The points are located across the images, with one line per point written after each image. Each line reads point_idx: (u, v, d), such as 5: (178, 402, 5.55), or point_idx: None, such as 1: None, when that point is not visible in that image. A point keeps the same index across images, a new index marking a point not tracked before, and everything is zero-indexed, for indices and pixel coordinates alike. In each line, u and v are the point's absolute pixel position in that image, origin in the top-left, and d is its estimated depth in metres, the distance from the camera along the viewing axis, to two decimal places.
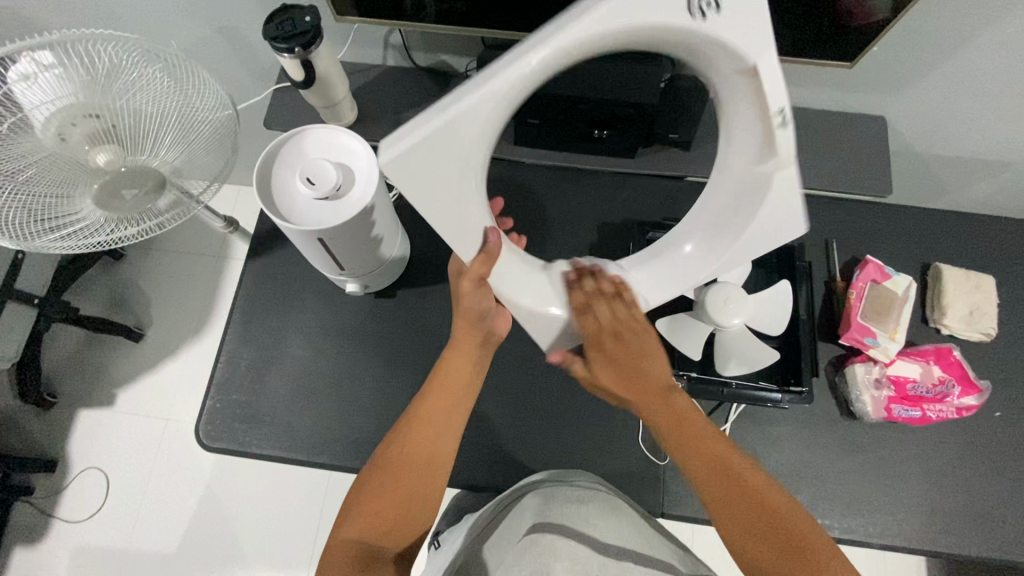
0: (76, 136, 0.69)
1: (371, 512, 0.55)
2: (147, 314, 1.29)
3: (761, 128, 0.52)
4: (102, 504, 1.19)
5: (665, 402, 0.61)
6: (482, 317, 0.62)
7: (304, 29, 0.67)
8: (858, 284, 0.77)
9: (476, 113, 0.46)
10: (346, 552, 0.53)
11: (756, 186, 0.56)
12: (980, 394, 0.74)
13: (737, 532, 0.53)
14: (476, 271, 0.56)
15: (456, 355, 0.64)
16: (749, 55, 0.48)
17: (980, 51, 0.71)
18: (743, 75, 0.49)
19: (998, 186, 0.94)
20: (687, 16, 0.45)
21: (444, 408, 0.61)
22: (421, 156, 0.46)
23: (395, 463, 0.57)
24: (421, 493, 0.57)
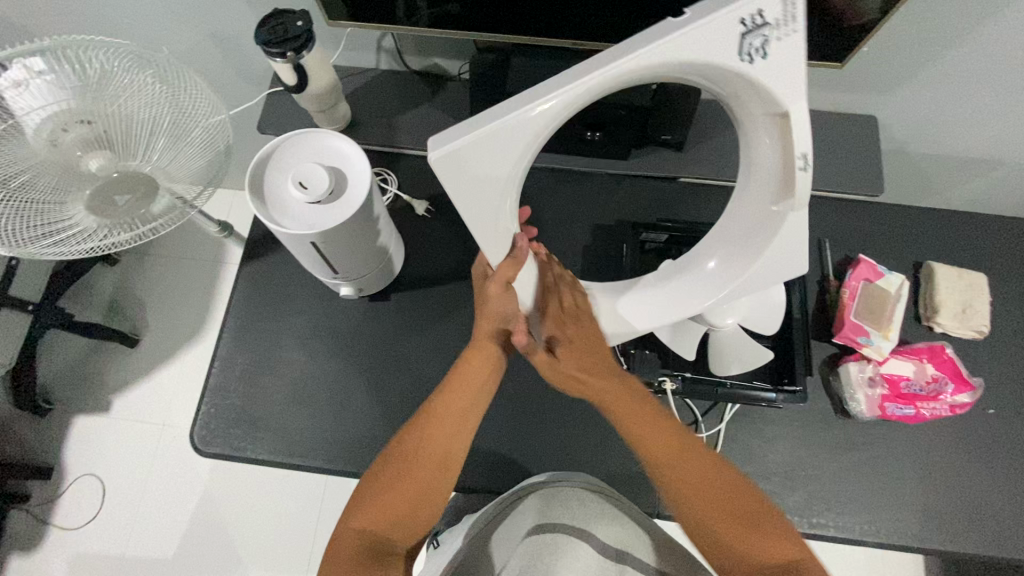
0: (68, 142, 0.69)
1: (380, 507, 0.55)
2: (143, 319, 1.29)
3: (783, 167, 0.52)
4: (98, 511, 1.19)
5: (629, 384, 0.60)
6: (508, 320, 0.61)
7: (296, 33, 0.67)
8: (852, 283, 0.78)
9: (533, 126, 0.43)
10: (353, 546, 0.52)
11: (771, 223, 0.57)
12: (972, 391, 0.74)
13: (693, 507, 0.55)
14: (504, 275, 0.55)
15: (477, 357, 0.61)
16: (785, 104, 0.46)
17: (970, 50, 0.71)
18: (774, 119, 0.49)
19: (990, 184, 0.95)
20: (738, 58, 0.43)
21: (462, 411, 0.60)
22: (470, 160, 0.44)
23: (407, 461, 0.57)
24: (433, 492, 0.57)
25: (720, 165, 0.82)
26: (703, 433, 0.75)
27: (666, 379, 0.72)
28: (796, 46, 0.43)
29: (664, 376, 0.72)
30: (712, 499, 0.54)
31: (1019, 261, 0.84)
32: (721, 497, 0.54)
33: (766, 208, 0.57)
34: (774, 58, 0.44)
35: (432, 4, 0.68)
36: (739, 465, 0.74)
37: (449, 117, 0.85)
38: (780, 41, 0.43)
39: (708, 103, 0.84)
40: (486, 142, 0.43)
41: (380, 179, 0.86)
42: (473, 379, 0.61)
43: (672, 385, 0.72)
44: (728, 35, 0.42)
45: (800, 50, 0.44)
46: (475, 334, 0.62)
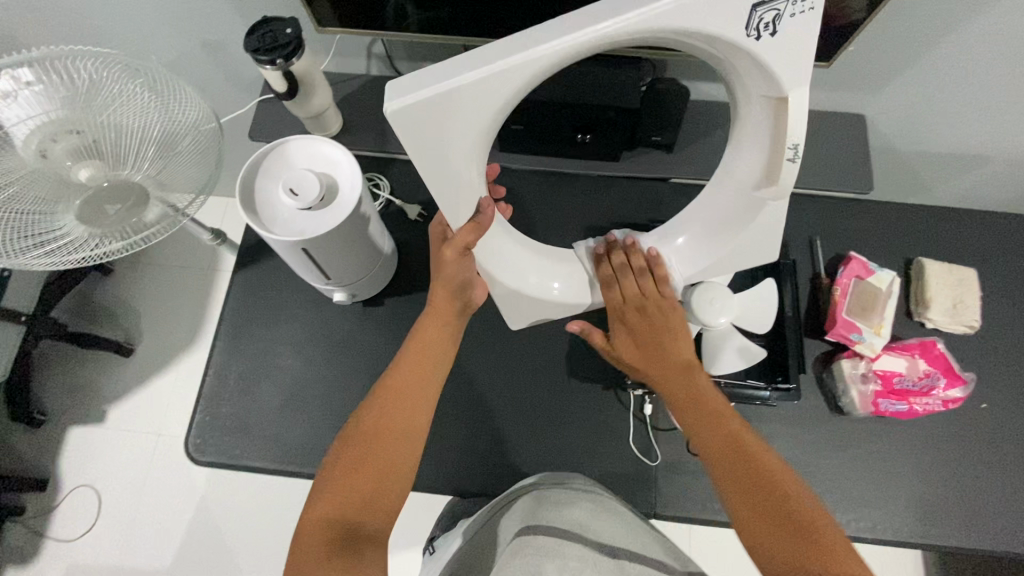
0: (58, 152, 0.69)
1: (347, 490, 0.52)
2: (137, 328, 1.29)
3: (773, 151, 0.54)
4: (94, 522, 1.18)
5: (683, 376, 0.60)
6: (463, 285, 0.60)
7: (285, 40, 0.67)
8: (843, 280, 0.78)
9: (497, 87, 0.43)
10: (318, 535, 0.50)
11: (751, 205, 0.59)
12: (965, 385, 0.75)
13: (743, 507, 0.51)
14: (462, 239, 0.55)
15: (431, 322, 0.61)
16: (787, 86, 0.48)
17: (952, 49, 0.72)
18: (773, 101, 0.51)
19: (978, 180, 0.96)
20: (743, 34, 0.44)
21: (420, 380, 0.59)
22: (430, 117, 0.44)
23: (370, 438, 0.55)
24: (400, 465, 0.55)
25: (710, 165, 0.83)
26: None
27: None
28: (805, 29, 0.45)
29: None
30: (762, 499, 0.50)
31: (1009, 255, 0.85)
32: (774, 499, 0.50)
33: (746, 194, 0.60)
34: (782, 39, 0.45)
35: (421, 9, 0.69)
36: None
37: None
38: (791, 17, 0.44)
39: (697, 104, 0.85)
40: (448, 100, 0.43)
41: (372, 184, 0.86)
42: (431, 348, 0.60)
43: None
44: (733, 15, 0.42)
45: (810, 34, 0.45)
46: (429, 302, 0.61)
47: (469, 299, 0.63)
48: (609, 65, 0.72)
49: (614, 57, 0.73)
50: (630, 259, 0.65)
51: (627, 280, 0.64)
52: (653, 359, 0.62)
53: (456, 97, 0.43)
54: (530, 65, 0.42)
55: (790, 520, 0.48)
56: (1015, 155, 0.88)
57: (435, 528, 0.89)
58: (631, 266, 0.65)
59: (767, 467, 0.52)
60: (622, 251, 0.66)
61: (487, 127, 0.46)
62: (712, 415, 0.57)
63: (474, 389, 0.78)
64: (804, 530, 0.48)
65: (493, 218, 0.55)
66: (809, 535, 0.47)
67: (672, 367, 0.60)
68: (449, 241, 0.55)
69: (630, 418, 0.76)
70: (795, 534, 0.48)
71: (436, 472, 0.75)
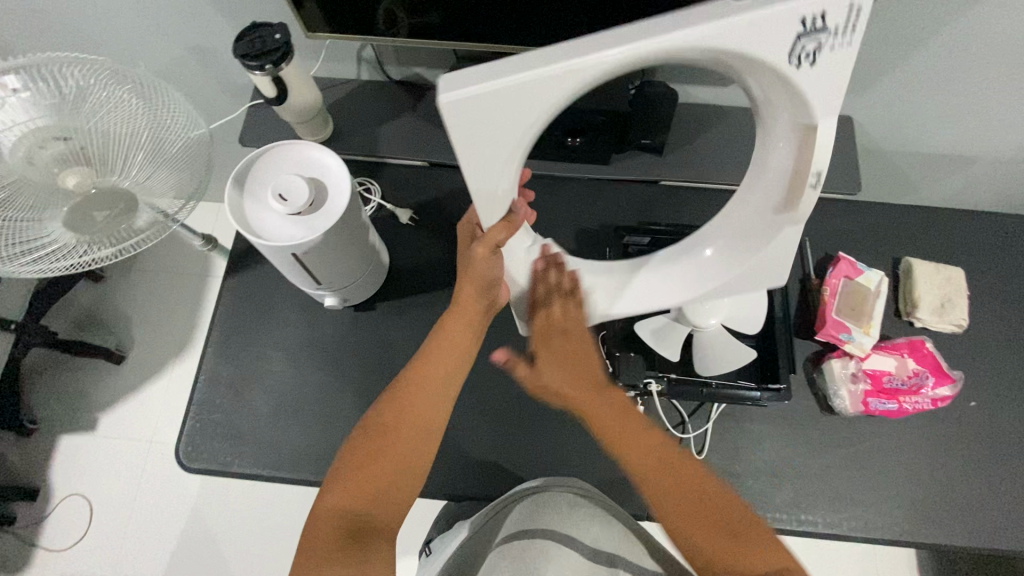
0: (44, 159, 0.68)
1: (359, 483, 0.53)
2: (128, 335, 1.28)
3: (796, 171, 0.54)
4: (85, 531, 1.17)
5: (606, 396, 0.59)
6: (491, 284, 0.60)
7: (274, 45, 0.67)
8: (832, 281, 0.79)
9: (550, 90, 0.41)
10: (328, 525, 0.51)
11: (770, 228, 0.59)
12: (953, 383, 0.75)
13: (676, 520, 0.52)
14: (492, 238, 0.55)
15: (456, 320, 0.61)
16: (817, 114, 0.48)
17: (937, 50, 0.73)
18: (801, 126, 0.50)
19: (964, 180, 0.97)
20: (786, 61, 0.43)
21: (442, 376, 0.60)
22: (479, 114, 0.42)
23: (387, 431, 0.56)
24: (412, 461, 0.56)
25: (700, 167, 0.83)
26: (690, 434, 0.75)
27: (653, 381, 0.73)
28: (846, 63, 0.44)
29: (650, 378, 0.73)
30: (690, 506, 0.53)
31: (995, 254, 0.85)
32: (703, 506, 0.53)
33: (768, 212, 0.59)
34: (820, 69, 0.44)
35: (411, 14, 0.69)
36: (727, 464, 0.74)
37: (430, 126, 0.86)
38: (834, 51, 0.43)
39: (687, 107, 0.85)
40: (500, 99, 0.41)
41: (363, 189, 0.86)
42: (454, 344, 0.61)
43: (659, 387, 0.72)
44: (779, 42, 0.42)
45: (850, 66, 0.44)
46: (455, 299, 0.61)
47: (493, 298, 0.63)
48: None
49: None
50: (559, 280, 0.65)
51: (554, 302, 0.63)
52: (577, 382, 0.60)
53: (509, 97, 0.41)
54: (587, 71, 0.41)
55: (721, 526, 0.51)
56: (1001, 155, 0.89)
57: (429, 532, 0.88)
58: (560, 287, 0.64)
59: (687, 475, 0.55)
60: (552, 269, 0.65)
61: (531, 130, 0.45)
62: (636, 432, 0.57)
63: (467, 393, 0.78)
64: (735, 532, 0.51)
65: (523, 220, 0.56)
66: (741, 538, 0.50)
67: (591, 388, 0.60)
68: (479, 239, 0.56)
69: None
70: (729, 538, 0.50)
71: (429, 477, 0.74)
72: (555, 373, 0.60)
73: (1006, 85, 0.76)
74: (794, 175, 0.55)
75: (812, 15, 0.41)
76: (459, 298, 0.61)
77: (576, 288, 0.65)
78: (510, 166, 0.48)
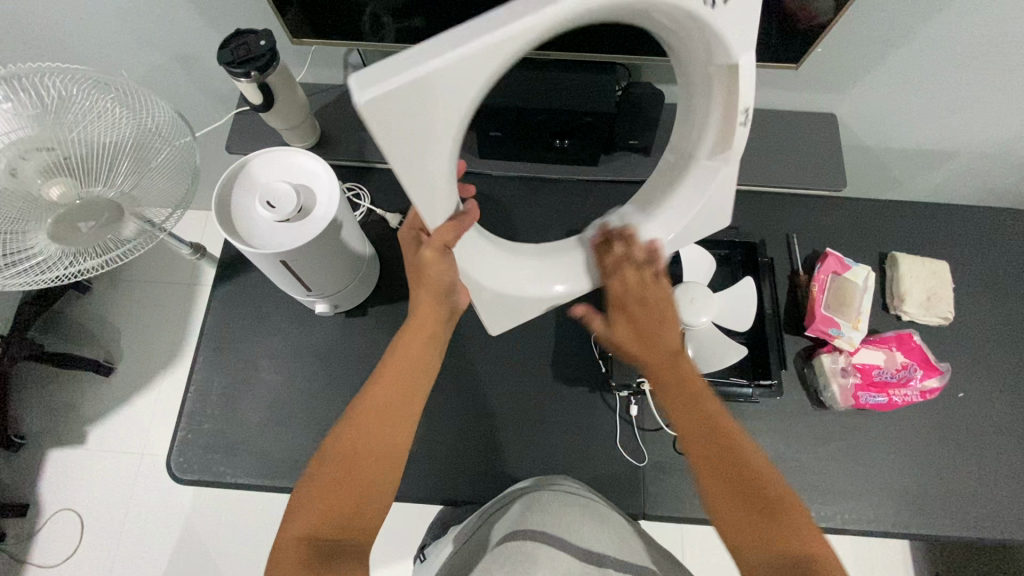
0: (27, 171, 0.66)
1: (326, 507, 0.51)
2: (117, 347, 1.27)
3: (719, 122, 0.55)
4: (76, 547, 1.15)
5: (676, 368, 0.58)
6: (450, 290, 0.59)
7: (259, 52, 0.67)
8: (820, 276, 0.80)
9: (472, 71, 0.41)
10: (294, 554, 0.49)
11: (706, 172, 0.59)
12: (941, 375, 0.76)
13: (719, 489, 0.52)
14: (441, 237, 0.55)
15: (412, 338, 0.58)
16: (734, 51, 0.47)
17: (914, 50, 0.75)
18: (721, 70, 0.50)
19: (944, 176, 0.99)
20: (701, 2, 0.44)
21: (399, 395, 0.56)
22: (403, 108, 0.41)
23: (346, 459, 0.53)
24: (375, 487, 0.53)
25: None
26: None
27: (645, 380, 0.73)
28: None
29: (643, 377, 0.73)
30: (741, 486, 0.51)
31: (979, 247, 0.87)
32: (755, 495, 0.51)
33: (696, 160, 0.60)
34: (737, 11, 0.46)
35: (397, 19, 0.69)
36: None
37: None
38: None
39: (672, 109, 0.87)
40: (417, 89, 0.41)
41: (352, 194, 0.86)
42: (414, 359, 0.58)
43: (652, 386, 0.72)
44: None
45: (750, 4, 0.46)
46: (415, 312, 0.59)
47: (455, 304, 0.61)
48: (584, 72, 0.75)
49: (590, 65, 0.76)
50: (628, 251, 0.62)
51: (625, 272, 0.61)
52: (643, 344, 0.60)
53: (426, 80, 0.40)
54: (509, 42, 0.41)
55: (765, 504, 0.50)
56: (979, 150, 0.91)
57: (424, 536, 0.88)
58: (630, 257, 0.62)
59: (739, 453, 0.53)
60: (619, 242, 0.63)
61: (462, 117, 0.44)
62: (689, 396, 0.57)
63: (461, 395, 0.78)
64: (778, 516, 0.50)
65: (477, 216, 0.58)
66: (778, 516, 0.50)
67: (665, 356, 0.59)
68: (427, 242, 0.55)
69: (615, 418, 0.77)
70: (767, 518, 0.50)
71: (425, 482, 0.74)
72: (628, 338, 0.61)
73: (983, 82, 0.78)
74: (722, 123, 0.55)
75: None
76: (418, 310, 0.59)
77: (651, 259, 0.61)
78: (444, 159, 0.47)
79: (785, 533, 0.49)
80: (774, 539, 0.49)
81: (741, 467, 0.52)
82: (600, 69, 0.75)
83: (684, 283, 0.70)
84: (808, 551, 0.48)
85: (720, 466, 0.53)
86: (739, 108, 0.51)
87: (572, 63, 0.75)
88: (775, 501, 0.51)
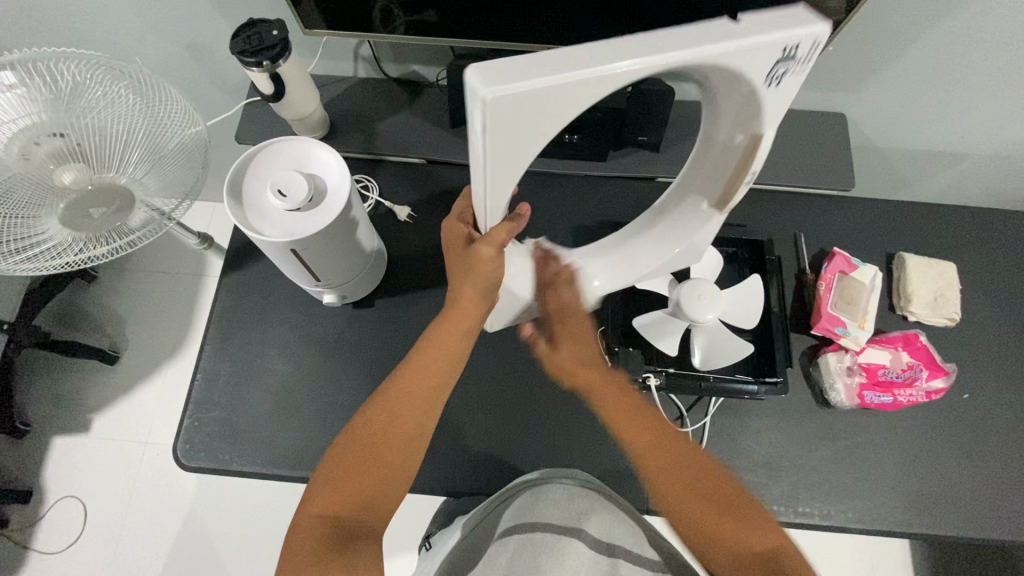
0: (40, 155, 0.68)
1: (345, 489, 0.51)
2: (123, 335, 1.27)
3: (728, 180, 0.56)
4: (79, 533, 1.16)
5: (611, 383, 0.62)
6: (495, 287, 0.57)
7: (271, 41, 0.67)
8: (827, 276, 0.80)
9: (577, 94, 0.38)
10: (317, 532, 0.49)
11: (696, 216, 0.63)
12: (947, 376, 0.76)
13: (667, 493, 0.56)
14: (499, 235, 0.53)
15: (445, 327, 0.58)
16: (764, 125, 0.49)
17: (927, 50, 0.74)
18: (748, 139, 0.51)
19: (953, 177, 0.98)
20: (764, 81, 0.43)
21: (426, 381, 0.57)
22: (502, 116, 0.37)
23: (373, 441, 0.53)
24: (397, 471, 0.54)
25: None
26: (689, 427, 0.76)
27: (652, 376, 0.73)
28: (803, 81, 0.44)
29: (648, 373, 0.74)
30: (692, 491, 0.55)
31: (986, 249, 0.87)
32: (705, 496, 0.54)
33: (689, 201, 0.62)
34: (788, 89, 0.45)
35: (409, 12, 0.69)
36: (725, 458, 0.75)
37: (427, 123, 0.86)
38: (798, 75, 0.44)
39: (681, 106, 0.87)
40: (506, 107, 0.36)
41: (361, 186, 0.86)
42: (443, 347, 0.58)
43: (657, 381, 0.73)
44: (761, 64, 0.41)
45: (798, 91, 0.45)
46: (454, 303, 0.58)
47: (492, 302, 0.60)
48: None
49: None
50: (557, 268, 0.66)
51: (562, 290, 0.64)
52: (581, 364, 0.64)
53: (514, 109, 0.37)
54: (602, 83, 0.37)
55: (712, 502, 0.54)
56: (989, 152, 0.91)
57: (427, 527, 0.88)
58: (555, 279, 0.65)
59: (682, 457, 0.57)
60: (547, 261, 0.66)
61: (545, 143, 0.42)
62: (632, 412, 0.60)
63: (467, 387, 0.78)
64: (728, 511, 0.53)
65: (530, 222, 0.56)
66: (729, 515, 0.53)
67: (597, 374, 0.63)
68: (482, 239, 0.53)
69: None
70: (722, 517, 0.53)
71: (430, 474, 0.74)
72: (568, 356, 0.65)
73: (995, 83, 0.77)
74: (734, 171, 0.55)
75: (793, 43, 0.40)
76: (461, 304, 0.57)
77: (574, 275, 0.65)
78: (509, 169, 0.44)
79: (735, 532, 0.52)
80: (719, 535, 0.52)
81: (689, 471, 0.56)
82: None
83: (692, 279, 0.71)
84: (759, 546, 0.51)
85: (669, 475, 0.56)
86: (750, 173, 0.54)
87: None
88: (724, 499, 0.54)
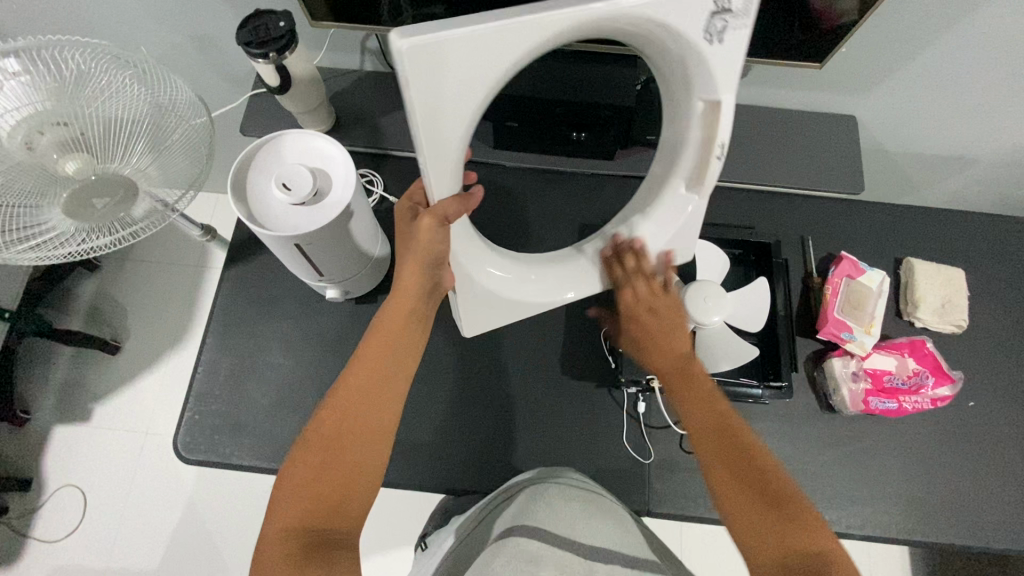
0: (44, 144, 0.66)
1: (308, 495, 0.50)
2: (124, 325, 1.27)
3: (700, 160, 0.61)
4: (78, 522, 1.16)
5: (684, 368, 0.61)
6: (437, 260, 0.58)
7: (279, 33, 0.66)
8: (835, 280, 0.79)
9: (509, 46, 0.45)
10: (283, 543, 0.48)
11: (678, 203, 0.65)
12: (953, 384, 0.75)
13: (726, 485, 0.53)
14: (442, 209, 0.54)
15: (392, 311, 0.58)
16: (721, 91, 0.54)
17: (943, 52, 0.73)
18: (705, 107, 0.56)
19: (964, 182, 0.97)
20: (701, 38, 0.50)
21: (386, 366, 0.57)
22: (442, 62, 0.44)
23: (332, 441, 0.53)
24: (364, 469, 0.53)
25: None
26: None
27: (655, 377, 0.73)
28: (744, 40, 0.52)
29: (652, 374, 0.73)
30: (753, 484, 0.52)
31: (995, 255, 0.86)
32: (770, 498, 0.51)
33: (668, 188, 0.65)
34: (727, 45, 0.51)
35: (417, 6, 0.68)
36: None
37: None
38: (735, 30, 0.51)
39: None
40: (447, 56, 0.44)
41: (365, 181, 0.86)
42: (398, 332, 0.58)
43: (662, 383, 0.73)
44: (694, 16, 0.48)
45: (744, 43, 0.52)
46: (397, 283, 0.59)
47: (440, 279, 0.60)
48: (603, 64, 0.73)
49: (609, 55, 0.73)
50: (637, 261, 0.66)
51: (636, 282, 0.65)
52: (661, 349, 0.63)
53: (454, 57, 0.44)
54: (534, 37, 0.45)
55: (769, 501, 0.51)
56: (1000, 159, 0.90)
57: (426, 524, 0.88)
58: (640, 267, 0.66)
59: (751, 450, 0.54)
60: (628, 254, 0.66)
61: (492, 88, 0.47)
62: (704, 400, 0.59)
63: (469, 384, 0.78)
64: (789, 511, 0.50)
65: (480, 200, 0.57)
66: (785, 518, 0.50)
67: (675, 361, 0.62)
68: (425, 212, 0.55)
69: (623, 415, 0.76)
70: (779, 514, 0.50)
71: (430, 471, 0.74)
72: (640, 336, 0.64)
73: (1011, 88, 0.76)
74: (702, 151, 0.60)
75: None
76: (403, 280, 0.58)
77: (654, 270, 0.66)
78: (459, 130, 0.49)
79: (794, 535, 0.49)
80: (783, 538, 0.49)
81: (751, 466, 0.53)
82: (620, 61, 0.73)
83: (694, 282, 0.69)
84: (819, 552, 0.47)
85: (729, 465, 0.54)
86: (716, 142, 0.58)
87: (592, 55, 0.74)
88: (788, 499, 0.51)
